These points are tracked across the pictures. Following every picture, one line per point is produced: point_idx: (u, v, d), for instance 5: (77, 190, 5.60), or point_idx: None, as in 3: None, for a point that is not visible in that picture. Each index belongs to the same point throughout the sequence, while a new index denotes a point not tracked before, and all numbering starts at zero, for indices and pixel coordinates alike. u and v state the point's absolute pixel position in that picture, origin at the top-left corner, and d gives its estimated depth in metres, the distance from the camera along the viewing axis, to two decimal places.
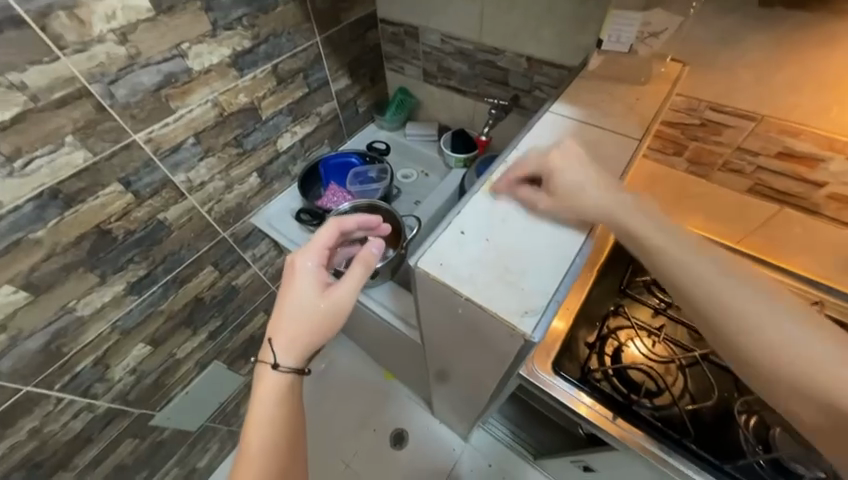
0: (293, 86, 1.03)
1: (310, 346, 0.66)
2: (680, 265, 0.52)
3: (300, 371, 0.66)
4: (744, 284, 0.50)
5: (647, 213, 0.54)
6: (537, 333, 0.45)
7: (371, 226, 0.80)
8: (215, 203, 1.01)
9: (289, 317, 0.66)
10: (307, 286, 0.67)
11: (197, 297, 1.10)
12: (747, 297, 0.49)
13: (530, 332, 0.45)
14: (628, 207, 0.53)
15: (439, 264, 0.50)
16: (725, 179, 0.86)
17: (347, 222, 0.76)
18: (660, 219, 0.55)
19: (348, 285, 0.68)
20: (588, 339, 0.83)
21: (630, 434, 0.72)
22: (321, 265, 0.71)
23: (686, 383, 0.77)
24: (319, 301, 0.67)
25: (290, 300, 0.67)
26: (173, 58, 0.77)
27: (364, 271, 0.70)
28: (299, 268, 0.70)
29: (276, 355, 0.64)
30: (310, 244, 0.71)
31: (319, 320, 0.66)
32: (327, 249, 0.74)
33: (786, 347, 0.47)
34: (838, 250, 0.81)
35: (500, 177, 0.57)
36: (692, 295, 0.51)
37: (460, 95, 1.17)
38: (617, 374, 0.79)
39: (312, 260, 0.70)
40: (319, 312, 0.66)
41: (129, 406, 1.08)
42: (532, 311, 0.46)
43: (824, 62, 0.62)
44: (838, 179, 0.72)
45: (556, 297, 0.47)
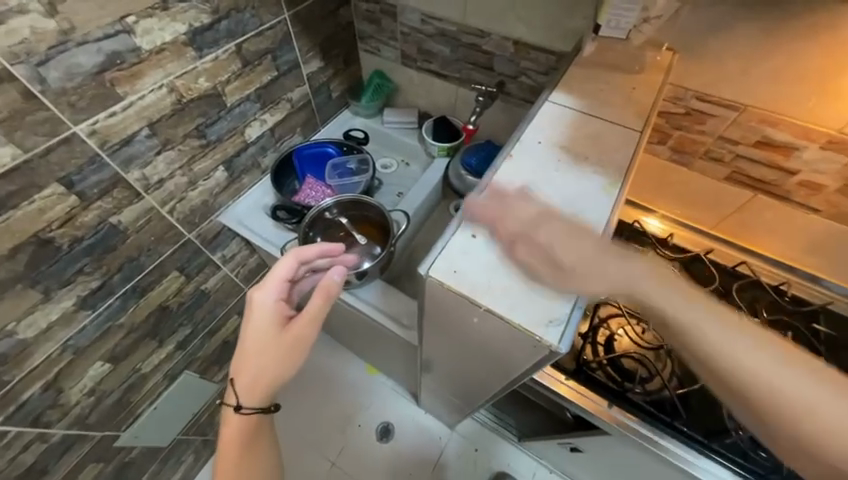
0: (260, 68, 0.93)
1: (272, 387, 0.62)
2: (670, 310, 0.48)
3: (264, 409, 0.62)
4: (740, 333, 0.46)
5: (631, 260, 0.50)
6: (563, 343, 0.43)
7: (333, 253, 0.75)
8: (177, 202, 0.90)
9: (250, 356, 0.61)
10: (267, 323, 0.64)
11: (162, 305, 1.00)
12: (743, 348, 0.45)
13: (556, 343, 0.43)
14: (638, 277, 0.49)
15: (453, 270, 0.47)
16: (705, 167, 0.88)
17: (306, 251, 0.71)
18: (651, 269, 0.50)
19: (308, 318, 0.64)
20: (581, 329, 0.85)
21: (623, 419, 0.75)
22: (279, 300, 0.66)
23: (673, 367, 0.80)
24: (281, 334, 0.63)
25: (248, 341, 0.62)
26: (116, 34, 0.65)
27: (326, 302, 0.65)
28: (256, 303, 0.65)
29: (239, 396, 0.60)
30: (267, 278, 0.66)
31: (281, 357, 0.62)
32: (288, 282, 0.68)
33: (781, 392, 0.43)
34: (804, 233, 0.86)
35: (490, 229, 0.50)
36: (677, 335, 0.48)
37: (441, 79, 1.12)
38: (611, 363, 0.81)
39: (269, 294, 0.66)
40: (281, 348, 0.62)
41: (89, 430, 0.98)
42: (556, 320, 0.44)
43: (808, 53, 0.64)
44: (809, 166, 0.76)
45: (579, 303, 0.45)
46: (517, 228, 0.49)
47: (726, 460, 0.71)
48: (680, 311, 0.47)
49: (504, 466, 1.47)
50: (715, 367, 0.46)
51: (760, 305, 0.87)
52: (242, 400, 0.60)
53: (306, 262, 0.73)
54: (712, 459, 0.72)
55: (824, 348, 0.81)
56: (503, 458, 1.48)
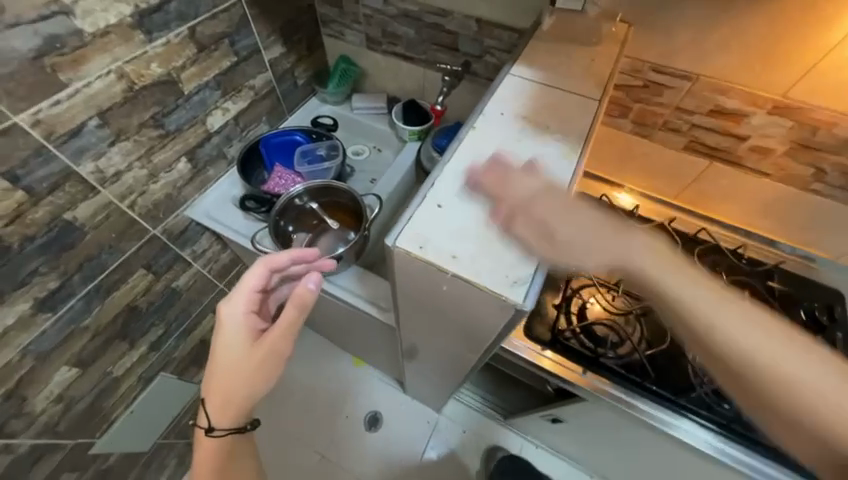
0: (218, 54, 0.89)
1: (243, 406, 0.61)
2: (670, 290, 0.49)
3: (237, 430, 0.61)
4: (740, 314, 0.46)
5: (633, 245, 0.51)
6: (527, 301, 0.44)
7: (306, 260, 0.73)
8: (138, 196, 0.86)
9: (220, 373, 0.60)
10: (238, 337, 0.64)
11: (131, 306, 0.97)
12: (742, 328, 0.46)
13: (520, 301, 0.44)
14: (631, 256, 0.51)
15: (418, 239, 0.47)
16: (666, 138, 0.91)
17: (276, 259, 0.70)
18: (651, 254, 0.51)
19: (279, 331, 0.62)
20: (555, 301, 0.87)
21: (598, 383, 0.79)
22: (249, 312, 0.67)
23: (643, 331, 0.83)
24: (251, 348, 0.62)
25: (217, 357, 0.62)
26: (54, 15, 0.61)
27: (298, 312, 0.63)
28: (227, 316, 0.65)
29: (209, 417, 0.59)
30: (237, 290, 0.67)
31: (251, 374, 0.61)
32: (258, 293, 0.69)
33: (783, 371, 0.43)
34: (757, 197, 0.91)
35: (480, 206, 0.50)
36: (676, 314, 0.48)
37: (407, 62, 1.11)
38: (584, 331, 0.83)
39: (238, 307, 0.66)
40: (251, 363, 0.61)
41: (61, 438, 0.94)
42: (520, 280, 0.45)
43: (752, 20, 0.67)
44: (758, 132, 0.80)
45: (543, 262, 0.46)
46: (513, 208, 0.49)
47: (693, 415, 0.75)
48: (680, 289, 0.48)
49: (492, 445, 1.50)
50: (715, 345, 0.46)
51: (720, 267, 0.92)
52: (213, 420, 0.59)
53: (279, 271, 0.73)
54: (679, 413, 0.76)
55: (778, 303, 0.87)
56: (490, 435, 1.52)
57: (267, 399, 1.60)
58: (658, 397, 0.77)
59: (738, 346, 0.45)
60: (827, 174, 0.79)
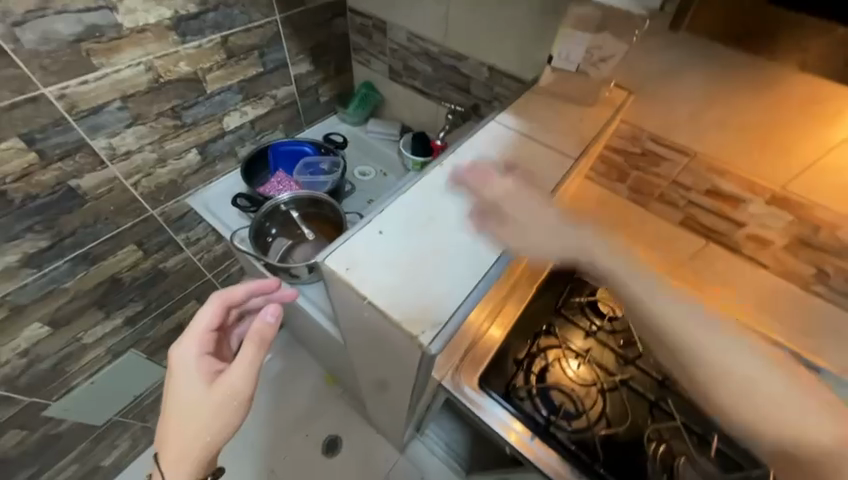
0: (245, 62, 0.97)
1: (203, 457, 0.58)
2: (632, 289, 0.51)
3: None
4: (705, 321, 0.47)
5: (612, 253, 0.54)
6: (433, 345, 0.47)
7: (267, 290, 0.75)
8: (143, 176, 0.92)
9: (172, 426, 0.58)
10: (190, 382, 0.61)
11: (115, 277, 1.01)
12: (706, 333, 0.47)
13: (426, 343, 0.46)
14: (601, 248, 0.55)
15: (347, 262, 0.51)
16: (662, 210, 0.89)
17: (232, 292, 0.71)
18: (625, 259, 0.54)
19: (238, 370, 0.62)
20: (518, 355, 0.82)
21: (544, 455, 0.72)
22: (203, 353, 0.65)
23: (604, 407, 0.78)
24: (207, 393, 0.60)
25: (170, 406, 0.59)
26: (99, 9, 0.70)
27: (258, 347, 0.64)
28: (177, 360, 0.64)
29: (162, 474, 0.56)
30: (188, 331, 0.66)
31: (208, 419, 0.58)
32: (213, 330, 0.68)
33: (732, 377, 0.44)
34: None
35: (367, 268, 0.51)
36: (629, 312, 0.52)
37: (423, 96, 1.16)
38: (540, 394, 0.78)
39: (191, 349, 0.65)
40: (208, 409, 0.59)
41: (17, 393, 0.96)
42: (430, 324, 0.47)
43: (751, 108, 0.66)
44: (755, 220, 0.77)
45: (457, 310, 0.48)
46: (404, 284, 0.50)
47: None
48: (634, 288, 0.51)
49: None
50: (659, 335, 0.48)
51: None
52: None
53: (237, 304, 0.73)
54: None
55: None
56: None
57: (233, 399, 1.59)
58: None
59: (720, 375, 0.45)
60: (830, 277, 0.75)
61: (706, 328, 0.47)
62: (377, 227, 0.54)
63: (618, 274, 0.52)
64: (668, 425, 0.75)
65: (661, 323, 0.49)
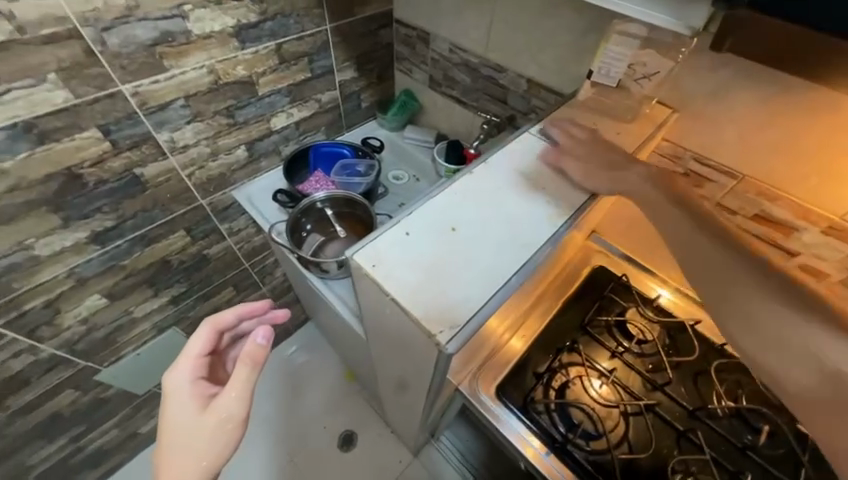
0: (296, 68, 1.04)
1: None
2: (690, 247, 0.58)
3: None
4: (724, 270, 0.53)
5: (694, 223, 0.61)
6: (450, 345, 0.47)
7: (256, 313, 0.80)
8: (197, 169, 1.01)
9: (167, 456, 0.60)
10: (184, 408, 0.64)
11: (164, 259, 1.10)
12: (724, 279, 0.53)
13: (444, 342, 0.47)
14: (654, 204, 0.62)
15: (373, 260, 0.53)
16: None
17: (224, 317, 0.76)
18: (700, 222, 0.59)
19: (230, 395, 0.64)
20: (538, 368, 0.80)
21: (559, 473, 0.70)
22: (196, 379, 0.68)
23: (626, 431, 0.74)
24: (202, 417, 0.63)
25: (166, 433, 0.62)
26: (173, 17, 0.78)
27: (247, 367, 0.66)
28: (171, 390, 0.67)
29: None
30: (181, 359, 0.70)
31: (205, 442, 0.61)
32: (206, 355, 0.72)
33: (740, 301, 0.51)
34: None
35: (395, 273, 0.52)
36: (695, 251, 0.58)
37: (460, 106, 1.18)
38: (559, 409, 0.76)
39: (185, 375, 0.68)
40: (202, 433, 0.61)
41: (75, 356, 1.07)
42: (451, 324, 0.48)
43: (809, 131, 0.62)
44: (809, 250, 0.71)
45: (478, 313, 0.49)
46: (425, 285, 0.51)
47: None
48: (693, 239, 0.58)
49: None
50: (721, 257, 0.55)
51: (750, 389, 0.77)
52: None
53: (229, 328, 0.77)
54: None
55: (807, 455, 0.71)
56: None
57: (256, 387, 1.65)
58: None
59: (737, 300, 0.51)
60: None
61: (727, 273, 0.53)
62: (406, 228, 0.56)
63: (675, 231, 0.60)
64: (695, 457, 0.70)
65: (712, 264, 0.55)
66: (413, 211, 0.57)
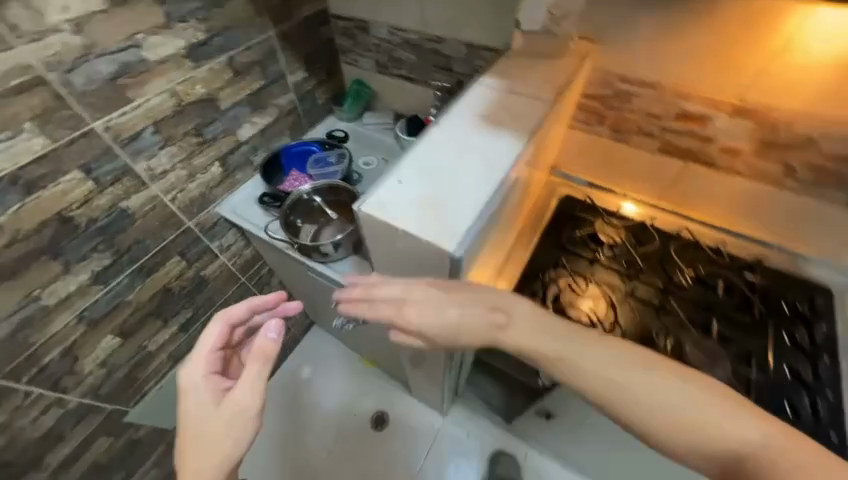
0: (250, 78, 1.09)
1: (221, 470, 0.65)
2: (618, 390, 0.56)
3: None
4: (647, 370, 0.56)
5: (603, 345, 0.60)
6: (460, 250, 0.56)
7: (264, 307, 0.84)
8: (178, 192, 1.04)
9: (190, 443, 0.66)
10: (203, 399, 0.70)
11: (166, 288, 1.13)
12: (650, 382, 0.55)
13: (453, 249, 0.55)
14: (575, 344, 0.60)
15: (378, 206, 0.61)
16: (641, 143, 0.97)
17: (233, 313, 0.81)
18: (606, 343, 0.60)
19: (244, 386, 0.69)
20: (533, 287, 0.92)
21: None
22: (210, 373, 0.74)
23: (616, 317, 0.87)
24: (218, 408, 0.69)
25: (185, 425, 0.68)
26: (128, 48, 0.81)
27: (259, 363, 0.72)
28: (189, 384, 0.72)
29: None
30: (194, 355, 0.75)
31: (223, 428, 0.67)
32: (216, 350, 0.77)
33: (666, 417, 0.53)
34: (738, 196, 0.93)
35: (399, 210, 0.60)
36: (604, 391, 0.56)
37: (411, 83, 1.26)
38: (558, 314, 0.88)
39: (199, 371, 0.73)
40: (220, 421, 0.67)
41: (101, 401, 1.09)
42: (455, 236, 0.57)
43: (700, 33, 0.75)
44: (724, 133, 0.86)
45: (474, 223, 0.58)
46: (426, 212, 0.59)
47: None
48: (592, 362, 0.58)
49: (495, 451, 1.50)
50: (640, 424, 0.55)
51: (702, 259, 0.93)
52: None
53: (239, 323, 0.82)
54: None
55: (757, 298, 0.87)
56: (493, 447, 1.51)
57: (267, 400, 1.68)
58: None
59: (663, 419, 0.53)
60: (797, 171, 0.83)
61: (649, 377, 0.55)
62: (399, 175, 0.64)
63: (584, 364, 0.58)
64: (672, 321, 0.85)
65: (629, 394, 0.55)
66: (401, 161, 0.65)
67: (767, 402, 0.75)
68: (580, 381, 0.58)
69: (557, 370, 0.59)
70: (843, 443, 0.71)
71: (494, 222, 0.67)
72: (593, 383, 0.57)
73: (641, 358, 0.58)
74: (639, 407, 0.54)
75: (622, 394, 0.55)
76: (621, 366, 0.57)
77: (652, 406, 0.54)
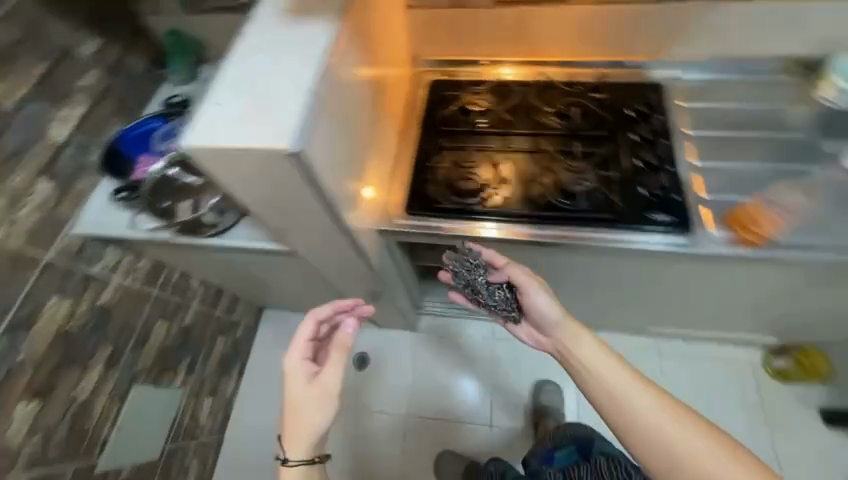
0: (26, 60, 0.91)
1: (315, 438, 0.71)
2: (624, 392, 0.68)
3: (311, 459, 0.72)
4: (644, 388, 0.68)
5: (607, 353, 0.73)
6: (294, 146, 0.55)
7: (344, 308, 0.83)
8: (8, 226, 0.88)
9: (293, 417, 0.72)
10: (298, 379, 0.74)
11: (64, 332, 0.99)
12: (657, 413, 0.66)
13: (287, 146, 0.55)
14: (568, 338, 0.76)
15: (205, 134, 0.58)
16: (475, 1, 0.97)
17: (321, 310, 0.81)
18: (610, 355, 0.72)
19: (331, 371, 0.75)
20: (423, 176, 0.95)
21: (471, 226, 0.90)
22: (306, 357, 0.76)
23: (500, 173, 0.94)
24: (308, 390, 0.73)
25: (286, 402, 0.73)
26: None
27: (345, 355, 0.76)
28: (288, 371, 0.75)
29: (286, 449, 0.71)
30: (294, 342, 0.76)
31: (317, 406, 0.72)
32: (310, 341, 0.78)
33: (679, 449, 0.63)
34: (573, 25, 0.97)
35: (227, 129, 0.58)
36: (624, 416, 0.67)
37: (231, 12, 1.13)
38: (451, 191, 0.93)
39: (296, 355, 0.75)
40: (316, 401, 0.72)
41: (54, 466, 0.97)
42: (286, 135, 0.56)
43: None
44: None
45: (302, 116, 0.56)
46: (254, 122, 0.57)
47: (550, 221, 0.88)
48: (613, 377, 0.70)
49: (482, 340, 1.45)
50: (646, 436, 0.65)
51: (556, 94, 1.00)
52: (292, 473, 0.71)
53: (326, 318, 0.82)
54: (534, 225, 0.89)
55: (608, 113, 0.97)
56: (476, 345, 1.44)
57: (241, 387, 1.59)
58: (519, 219, 0.89)
59: (676, 454, 0.63)
60: None
61: (653, 407, 0.66)
62: (217, 96, 0.60)
63: (606, 373, 0.70)
64: (545, 158, 0.95)
65: (644, 420, 0.66)
66: (216, 82, 0.61)
67: (630, 192, 0.88)
68: (607, 364, 0.71)
69: (586, 364, 0.72)
70: (684, 200, 0.86)
71: (339, 112, 0.65)
72: (615, 376, 0.70)
73: (648, 381, 0.69)
74: (650, 428, 0.65)
75: (633, 437, 0.66)
76: (629, 377, 0.69)
77: (670, 440, 0.64)
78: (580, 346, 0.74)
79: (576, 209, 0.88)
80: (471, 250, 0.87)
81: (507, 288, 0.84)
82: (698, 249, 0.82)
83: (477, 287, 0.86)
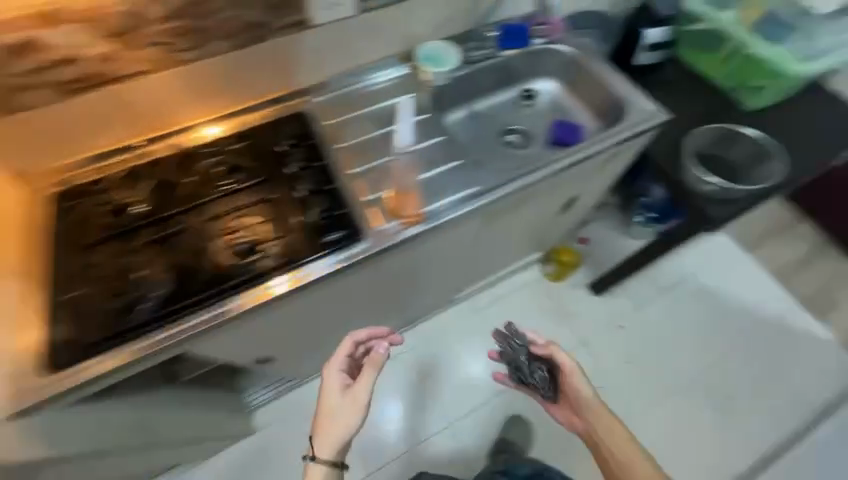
0: None
1: (338, 441, 0.81)
2: (624, 457, 0.96)
3: (335, 462, 0.81)
4: (645, 457, 0.96)
5: (623, 429, 0.99)
6: None
7: (380, 334, 0.93)
8: None
9: (327, 417, 0.82)
10: (332, 388, 0.85)
11: None
12: (643, 467, 0.95)
13: None
14: (599, 409, 1.00)
15: None
16: (36, 99, 0.81)
17: (358, 333, 0.92)
18: (629, 435, 0.98)
19: (362, 387, 0.83)
20: (69, 315, 0.79)
21: (148, 342, 0.78)
22: (340, 369, 0.87)
23: (164, 268, 0.83)
24: (344, 397, 0.83)
25: (329, 416, 0.82)
26: None
27: (375, 372, 0.84)
28: (326, 388, 0.85)
29: (316, 449, 0.81)
30: (336, 352, 0.89)
31: (350, 412, 0.82)
32: (345, 359, 0.89)
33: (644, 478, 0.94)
34: (175, 87, 0.90)
35: None
36: (620, 469, 0.96)
37: None
38: (112, 315, 0.80)
39: (336, 369, 0.87)
40: (343, 416, 0.82)
41: None
42: None
43: None
44: (71, 47, 0.78)
45: None
46: None
47: (233, 293, 0.82)
48: (637, 461, 0.95)
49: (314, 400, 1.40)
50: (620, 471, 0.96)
51: (195, 159, 0.92)
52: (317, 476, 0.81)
53: (364, 343, 0.92)
54: (208, 310, 0.81)
55: (258, 160, 0.93)
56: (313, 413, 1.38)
57: None
58: (200, 307, 0.81)
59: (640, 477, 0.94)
60: (174, 42, 0.84)
61: (644, 464, 0.95)
62: None
63: (628, 456, 0.96)
64: (207, 230, 0.86)
65: (634, 470, 0.95)
66: None
67: (302, 226, 0.88)
68: (597, 418, 0.99)
69: (599, 428, 0.99)
70: (349, 210, 0.91)
71: None
72: (614, 446, 0.97)
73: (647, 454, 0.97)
74: (626, 462, 0.96)
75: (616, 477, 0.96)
76: (626, 436, 0.98)
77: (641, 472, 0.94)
78: (582, 391, 1.01)
79: (245, 272, 0.83)
80: (519, 333, 1.07)
81: (544, 368, 1.06)
82: (384, 244, 0.89)
83: (520, 364, 1.06)
